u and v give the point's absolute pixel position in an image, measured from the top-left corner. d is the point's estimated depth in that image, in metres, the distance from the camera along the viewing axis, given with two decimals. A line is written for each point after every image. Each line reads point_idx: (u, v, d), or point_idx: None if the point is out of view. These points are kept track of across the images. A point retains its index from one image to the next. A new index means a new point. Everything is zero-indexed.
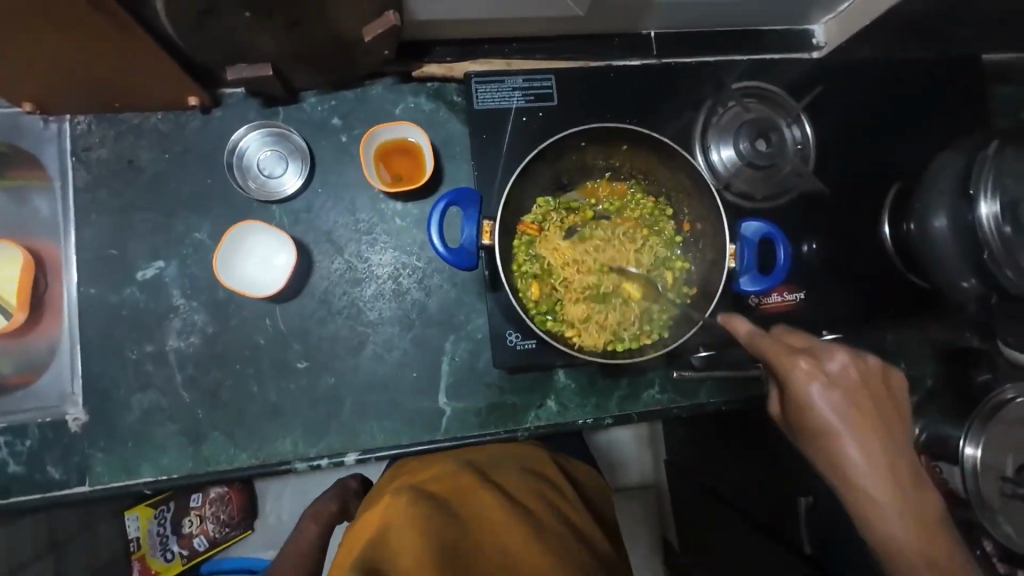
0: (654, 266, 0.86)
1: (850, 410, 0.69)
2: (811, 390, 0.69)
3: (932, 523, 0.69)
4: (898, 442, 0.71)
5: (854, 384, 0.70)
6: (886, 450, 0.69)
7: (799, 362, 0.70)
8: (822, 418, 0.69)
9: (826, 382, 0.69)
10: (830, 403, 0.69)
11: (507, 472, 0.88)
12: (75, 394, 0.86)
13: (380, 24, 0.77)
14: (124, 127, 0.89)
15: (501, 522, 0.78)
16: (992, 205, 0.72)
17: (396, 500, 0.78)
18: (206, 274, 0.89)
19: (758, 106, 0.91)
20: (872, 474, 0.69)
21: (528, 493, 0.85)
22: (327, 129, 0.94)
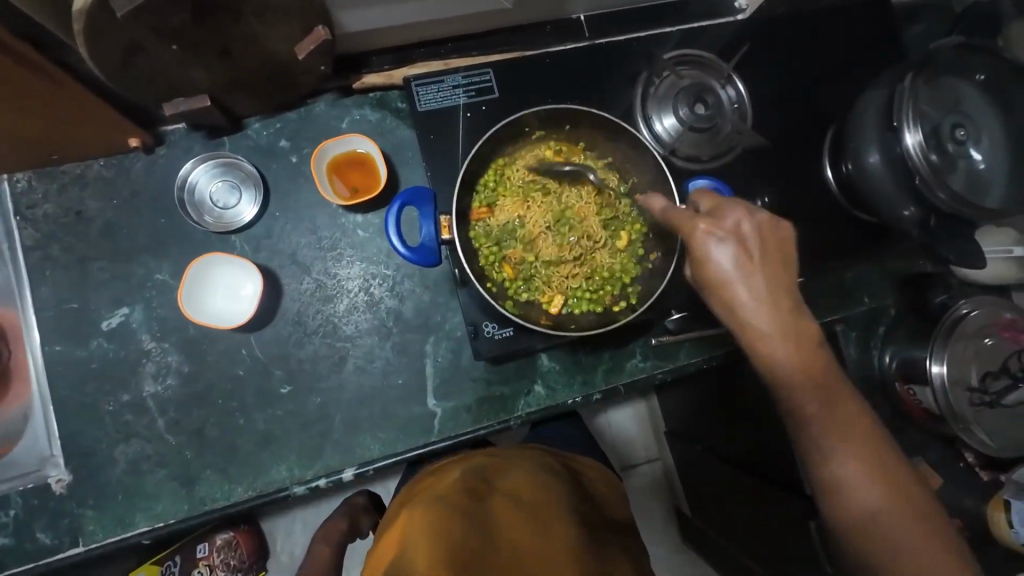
0: (610, 235, 0.88)
1: (790, 323, 0.66)
2: (747, 305, 0.65)
3: (896, 473, 0.65)
4: (789, 283, 0.66)
5: (757, 258, 0.65)
6: (777, 293, 0.65)
7: (747, 298, 0.65)
8: (717, 272, 0.66)
9: (754, 281, 0.65)
10: (748, 289, 0.65)
11: (514, 474, 0.88)
12: (56, 456, 0.84)
13: (311, 39, 0.77)
14: (66, 178, 0.87)
15: (510, 526, 0.78)
16: (915, 134, 0.76)
17: (411, 517, 0.77)
18: (174, 314, 0.88)
19: (691, 72, 0.94)
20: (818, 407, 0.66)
21: (537, 493, 0.85)
22: (276, 152, 0.93)
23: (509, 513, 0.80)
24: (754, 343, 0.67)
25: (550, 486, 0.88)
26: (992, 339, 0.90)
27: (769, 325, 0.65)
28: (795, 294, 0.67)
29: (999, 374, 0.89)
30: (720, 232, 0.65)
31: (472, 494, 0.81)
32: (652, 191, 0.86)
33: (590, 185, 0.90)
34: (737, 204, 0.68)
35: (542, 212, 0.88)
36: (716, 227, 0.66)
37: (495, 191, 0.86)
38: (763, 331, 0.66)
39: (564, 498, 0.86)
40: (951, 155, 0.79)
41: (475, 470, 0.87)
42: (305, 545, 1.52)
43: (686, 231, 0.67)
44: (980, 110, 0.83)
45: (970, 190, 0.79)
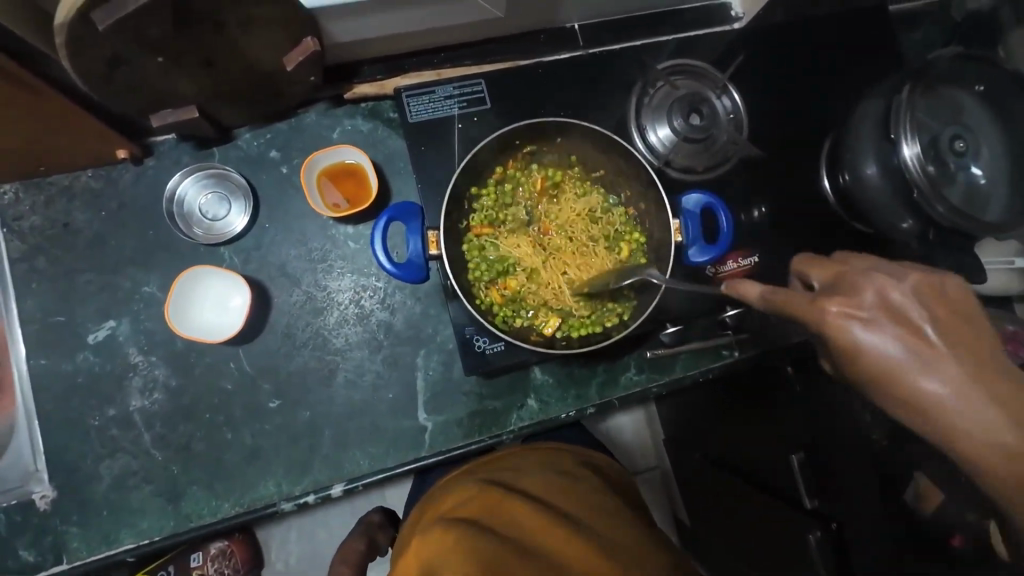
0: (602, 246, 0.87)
1: (965, 376, 0.56)
2: (886, 350, 0.57)
3: None
4: (950, 354, 0.57)
5: (924, 328, 0.57)
6: (966, 371, 0.56)
7: (896, 369, 0.57)
8: (885, 360, 0.57)
9: (877, 322, 0.57)
10: (918, 357, 0.57)
11: (528, 477, 0.82)
12: (40, 471, 0.82)
13: (301, 50, 0.77)
14: (54, 190, 0.87)
15: (541, 533, 0.70)
16: (912, 146, 0.75)
17: (430, 537, 0.69)
18: (162, 327, 0.87)
19: (686, 81, 0.92)
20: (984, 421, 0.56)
21: (557, 494, 0.78)
22: (266, 163, 0.93)
23: (535, 517, 0.72)
24: (927, 409, 0.58)
25: (570, 487, 0.81)
26: (999, 355, 0.89)
27: (895, 352, 0.57)
28: (975, 341, 0.58)
29: None
30: (863, 314, 0.57)
31: (489, 505, 0.74)
32: (644, 204, 0.85)
33: (585, 194, 0.88)
34: (869, 269, 0.59)
35: (535, 233, 0.87)
36: (853, 304, 0.57)
37: (494, 210, 0.86)
38: (927, 394, 0.57)
39: (588, 497, 0.80)
40: (950, 167, 0.78)
41: (490, 477, 0.81)
42: (301, 556, 1.50)
43: (818, 310, 0.58)
44: (980, 122, 0.81)
45: (969, 205, 0.78)
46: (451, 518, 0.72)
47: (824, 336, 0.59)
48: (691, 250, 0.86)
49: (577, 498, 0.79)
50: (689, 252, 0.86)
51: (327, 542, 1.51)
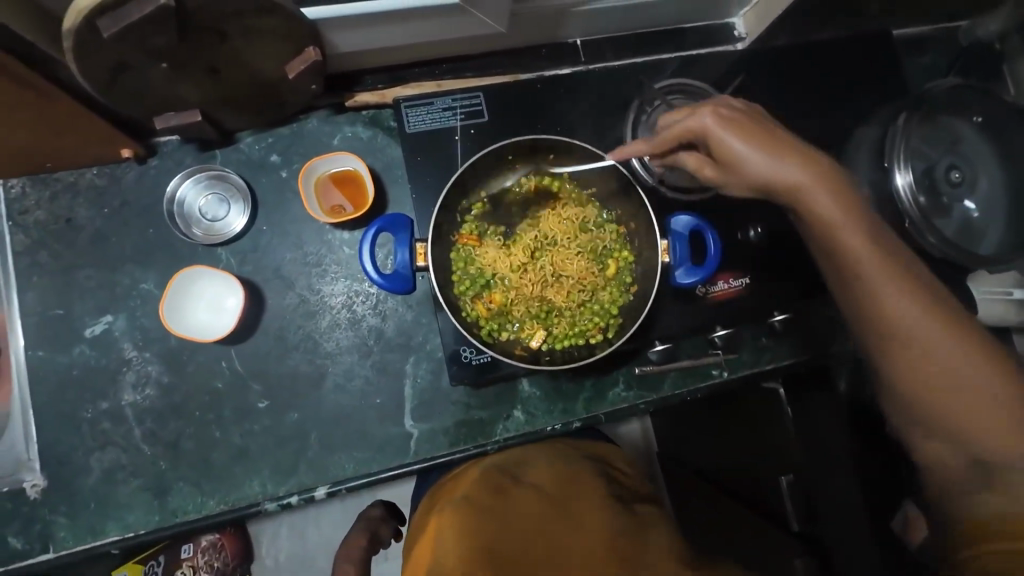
0: (597, 266, 0.87)
1: (837, 190, 0.63)
2: (742, 148, 0.64)
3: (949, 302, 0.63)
4: (781, 138, 0.65)
5: (745, 118, 0.66)
6: (765, 129, 0.65)
7: (733, 134, 0.64)
8: (721, 142, 0.65)
9: (732, 120, 0.65)
10: (751, 145, 0.64)
11: (537, 466, 0.94)
12: (32, 461, 0.84)
13: (302, 60, 0.78)
14: (59, 186, 0.89)
15: (535, 522, 0.85)
16: (906, 175, 0.76)
17: (441, 516, 0.85)
18: (157, 324, 0.88)
19: (683, 101, 0.94)
20: (851, 227, 0.63)
21: (559, 486, 0.91)
22: (266, 167, 0.94)
23: (534, 510, 0.87)
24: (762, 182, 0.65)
25: (575, 474, 0.94)
26: None
27: (756, 155, 0.64)
28: (820, 156, 0.65)
29: None
30: (724, 111, 0.66)
31: (494, 491, 0.88)
32: (635, 223, 0.85)
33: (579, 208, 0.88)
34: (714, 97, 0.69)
35: (520, 245, 0.87)
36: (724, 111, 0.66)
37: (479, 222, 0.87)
38: (781, 170, 0.63)
39: (589, 486, 0.93)
40: (943, 198, 0.78)
41: (504, 462, 0.94)
42: (290, 552, 1.51)
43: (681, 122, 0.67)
44: (980, 152, 0.80)
45: (962, 237, 0.78)
46: (460, 497, 0.86)
47: (700, 131, 0.66)
48: (679, 271, 0.84)
49: (576, 491, 0.91)
50: (676, 273, 0.85)
51: (316, 541, 1.52)
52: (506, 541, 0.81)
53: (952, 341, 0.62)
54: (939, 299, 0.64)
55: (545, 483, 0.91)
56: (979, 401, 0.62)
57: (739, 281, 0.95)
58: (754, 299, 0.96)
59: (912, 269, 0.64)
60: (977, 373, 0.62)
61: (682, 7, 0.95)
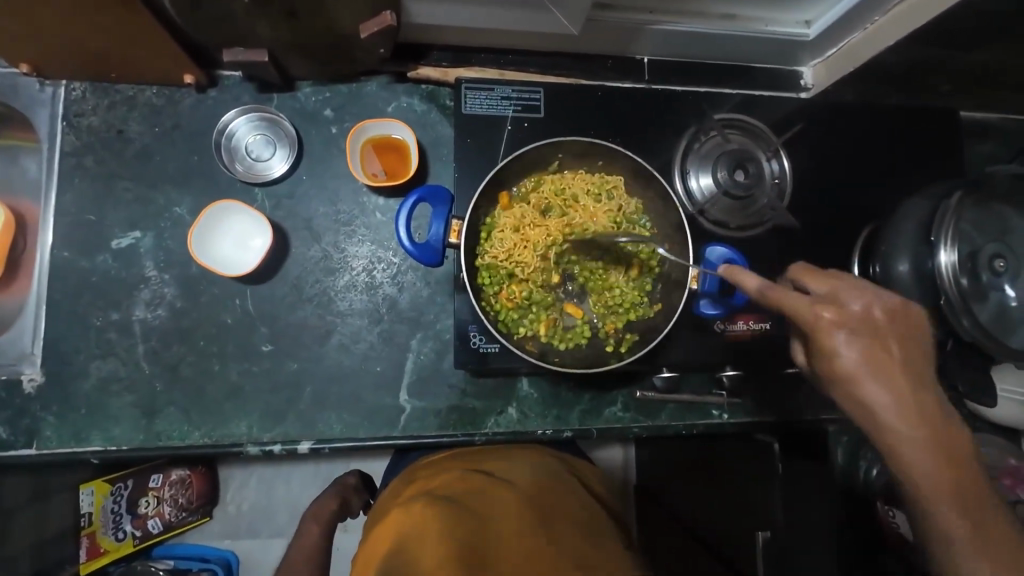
0: (624, 255, 0.86)
1: (918, 417, 0.56)
2: (840, 347, 0.57)
3: (990, 517, 0.57)
4: (932, 375, 0.58)
5: (893, 348, 0.58)
6: (915, 379, 0.57)
7: (831, 328, 0.58)
8: (836, 364, 0.58)
9: (872, 351, 0.57)
10: (877, 382, 0.57)
11: (516, 475, 0.81)
12: (34, 355, 0.85)
13: (376, 22, 0.79)
14: (118, 98, 0.91)
15: (527, 526, 0.70)
16: (951, 254, 0.75)
17: (416, 511, 0.70)
18: (182, 248, 0.90)
19: (739, 138, 0.93)
20: (899, 398, 0.57)
21: (541, 493, 0.79)
22: (318, 119, 0.95)
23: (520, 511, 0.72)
24: (875, 424, 0.58)
25: (563, 487, 0.82)
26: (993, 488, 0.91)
27: (851, 354, 0.57)
28: (925, 377, 0.58)
29: None
30: (848, 326, 0.58)
31: (477, 497, 0.74)
32: (669, 245, 0.85)
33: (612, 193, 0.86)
34: (862, 283, 0.60)
35: (529, 236, 0.83)
36: (864, 313, 0.58)
37: (502, 214, 0.85)
38: (907, 430, 0.56)
39: (570, 500, 0.80)
40: (984, 285, 0.76)
41: (471, 468, 0.82)
42: (254, 505, 1.50)
43: (787, 295, 0.60)
44: None
45: (996, 326, 0.76)
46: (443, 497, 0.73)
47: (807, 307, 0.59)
48: (702, 302, 0.90)
49: (560, 500, 0.78)
50: (700, 302, 0.90)
51: (282, 498, 1.51)
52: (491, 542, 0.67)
53: None
54: (986, 508, 0.57)
55: (525, 488, 0.78)
56: None
57: (760, 325, 0.92)
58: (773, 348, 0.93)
59: (977, 497, 0.57)
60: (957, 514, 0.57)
61: (756, 44, 0.95)
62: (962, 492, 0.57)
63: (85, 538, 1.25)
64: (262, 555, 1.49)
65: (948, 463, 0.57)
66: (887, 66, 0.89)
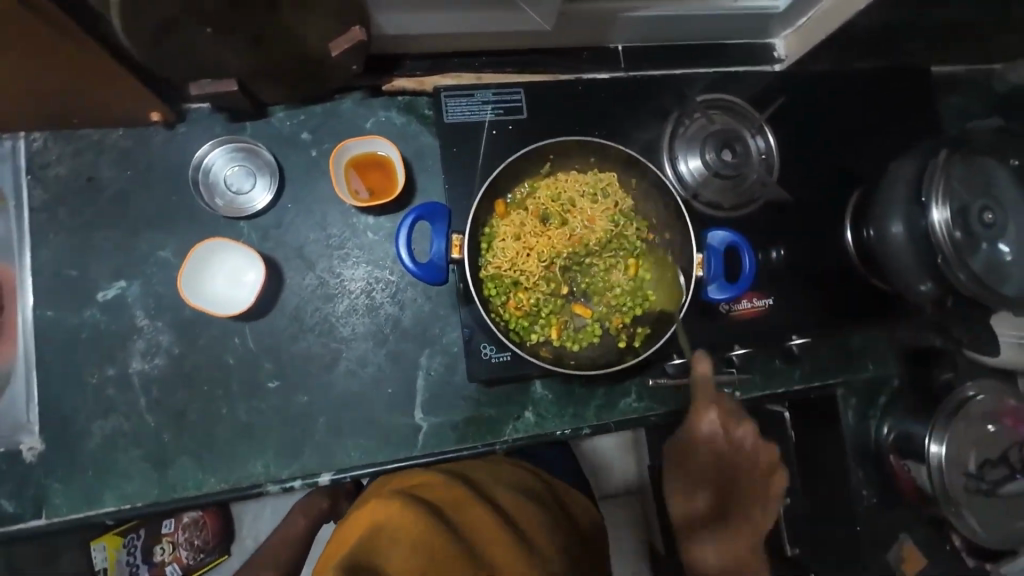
0: (623, 250, 0.86)
1: (705, 453, 0.88)
2: (703, 428, 0.87)
3: (750, 525, 0.89)
4: (749, 441, 0.88)
5: (737, 427, 0.87)
6: (737, 439, 0.87)
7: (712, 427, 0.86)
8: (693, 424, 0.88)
9: (713, 431, 0.87)
10: (711, 428, 0.87)
11: (496, 488, 0.90)
12: (31, 422, 0.82)
13: (347, 38, 0.77)
14: (83, 144, 0.87)
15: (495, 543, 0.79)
16: (943, 211, 0.77)
17: (397, 505, 0.78)
18: (172, 293, 0.87)
19: (723, 117, 0.93)
20: (708, 508, 0.89)
21: (513, 507, 0.88)
22: (296, 143, 0.93)
23: (493, 528, 0.81)
24: (680, 445, 0.90)
25: (540, 509, 0.91)
26: (994, 426, 0.94)
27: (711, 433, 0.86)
28: (738, 453, 0.88)
29: (996, 463, 0.93)
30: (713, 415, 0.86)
31: (456, 504, 0.82)
32: (669, 233, 0.85)
33: (608, 187, 0.86)
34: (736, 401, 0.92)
35: (530, 242, 0.83)
36: (721, 424, 0.86)
37: (498, 222, 0.84)
38: (695, 447, 0.88)
39: (538, 515, 0.89)
40: (976, 238, 0.79)
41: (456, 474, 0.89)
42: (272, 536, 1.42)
43: (704, 408, 0.86)
44: (1012, 199, 0.82)
45: (989, 276, 0.79)
46: (425, 498, 0.81)
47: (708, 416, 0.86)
48: (710, 287, 0.87)
49: (529, 519, 0.88)
50: (708, 288, 0.88)
51: None
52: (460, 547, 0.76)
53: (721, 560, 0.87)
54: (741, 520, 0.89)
55: (501, 503, 0.87)
56: None
57: (762, 301, 0.95)
58: (776, 321, 0.95)
59: (741, 523, 0.89)
60: (705, 510, 0.89)
61: (728, 21, 0.95)
62: (717, 519, 0.89)
63: None
64: None
65: (721, 489, 0.90)
66: (860, 30, 0.89)
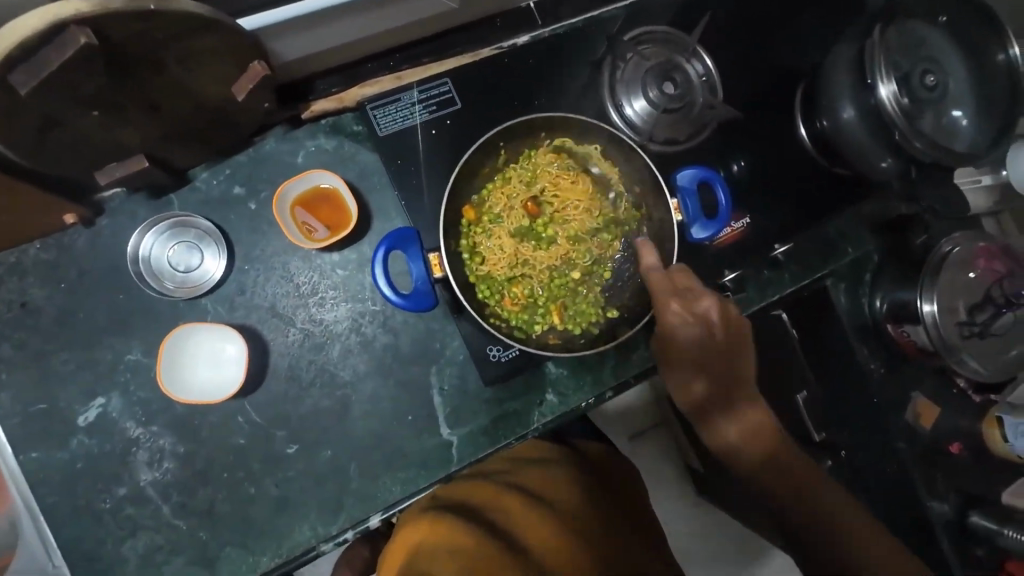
0: (599, 226, 0.91)
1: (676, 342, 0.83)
2: (670, 317, 0.82)
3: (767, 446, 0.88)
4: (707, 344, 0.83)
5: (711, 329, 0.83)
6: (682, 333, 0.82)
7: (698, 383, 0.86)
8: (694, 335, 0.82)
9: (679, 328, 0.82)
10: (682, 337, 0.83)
11: (528, 476, 0.97)
12: (59, 566, 0.78)
13: (249, 77, 0.71)
14: (2, 269, 0.79)
15: (531, 530, 0.85)
16: (889, 85, 0.77)
17: (424, 523, 0.84)
18: (157, 393, 0.82)
19: (654, 50, 0.91)
20: (747, 433, 0.88)
21: (548, 491, 0.95)
22: (231, 201, 0.86)
23: (527, 518, 0.87)
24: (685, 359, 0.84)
25: (568, 479, 0.97)
26: (974, 272, 0.98)
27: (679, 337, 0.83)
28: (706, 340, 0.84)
29: (983, 305, 0.97)
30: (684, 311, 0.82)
31: (491, 503, 0.90)
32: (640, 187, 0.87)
33: (568, 168, 0.91)
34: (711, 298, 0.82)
35: (509, 240, 0.89)
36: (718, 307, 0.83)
37: (469, 226, 0.86)
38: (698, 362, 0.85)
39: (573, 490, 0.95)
40: (923, 102, 0.80)
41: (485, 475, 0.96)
42: None
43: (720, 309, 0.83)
44: (946, 54, 0.84)
45: (941, 136, 0.81)
46: (449, 507, 0.88)
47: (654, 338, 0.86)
48: (693, 228, 0.87)
49: (566, 499, 0.94)
50: (691, 229, 0.88)
51: None
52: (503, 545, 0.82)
53: (762, 466, 0.87)
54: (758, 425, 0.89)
55: (535, 488, 0.94)
56: (842, 530, 0.81)
57: (741, 222, 0.97)
58: (759, 235, 0.98)
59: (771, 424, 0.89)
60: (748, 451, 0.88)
61: None
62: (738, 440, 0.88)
63: None
64: None
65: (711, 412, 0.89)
66: None
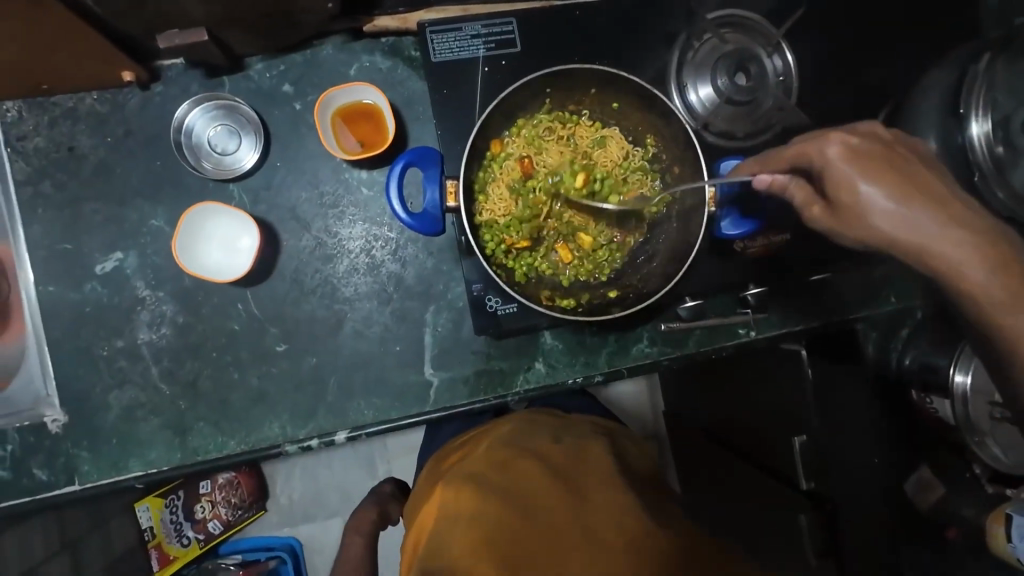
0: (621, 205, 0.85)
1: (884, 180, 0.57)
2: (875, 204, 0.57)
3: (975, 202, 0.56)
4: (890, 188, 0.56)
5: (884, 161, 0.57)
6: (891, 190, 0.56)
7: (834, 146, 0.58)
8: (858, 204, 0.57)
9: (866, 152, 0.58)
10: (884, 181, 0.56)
11: (543, 443, 0.91)
12: (50, 396, 0.84)
13: None
14: (57, 111, 0.83)
15: (547, 502, 0.82)
16: (983, 124, 0.71)
17: (448, 491, 0.82)
18: (170, 263, 0.85)
19: (735, 36, 0.86)
20: (967, 242, 0.57)
21: (563, 459, 0.89)
22: (278, 97, 0.87)
23: (545, 489, 0.83)
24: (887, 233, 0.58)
25: (595, 460, 0.90)
26: None
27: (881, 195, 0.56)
28: (904, 164, 0.57)
29: None
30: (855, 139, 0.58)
31: (505, 467, 0.85)
32: (678, 168, 0.83)
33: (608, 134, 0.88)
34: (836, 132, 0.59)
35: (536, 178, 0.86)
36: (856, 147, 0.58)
37: (493, 159, 0.84)
38: (909, 217, 0.57)
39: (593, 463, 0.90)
40: None
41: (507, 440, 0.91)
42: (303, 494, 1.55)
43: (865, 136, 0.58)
44: None
45: None
46: (471, 473, 0.85)
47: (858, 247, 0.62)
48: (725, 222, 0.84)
49: (590, 467, 0.89)
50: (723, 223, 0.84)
51: (328, 481, 1.55)
52: (525, 534, 0.78)
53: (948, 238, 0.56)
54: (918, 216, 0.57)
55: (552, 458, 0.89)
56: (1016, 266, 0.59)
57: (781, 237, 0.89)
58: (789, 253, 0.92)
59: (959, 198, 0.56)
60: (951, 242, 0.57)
61: None
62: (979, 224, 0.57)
63: (154, 549, 1.35)
64: (324, 537, 1.54)
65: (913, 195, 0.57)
66: None
